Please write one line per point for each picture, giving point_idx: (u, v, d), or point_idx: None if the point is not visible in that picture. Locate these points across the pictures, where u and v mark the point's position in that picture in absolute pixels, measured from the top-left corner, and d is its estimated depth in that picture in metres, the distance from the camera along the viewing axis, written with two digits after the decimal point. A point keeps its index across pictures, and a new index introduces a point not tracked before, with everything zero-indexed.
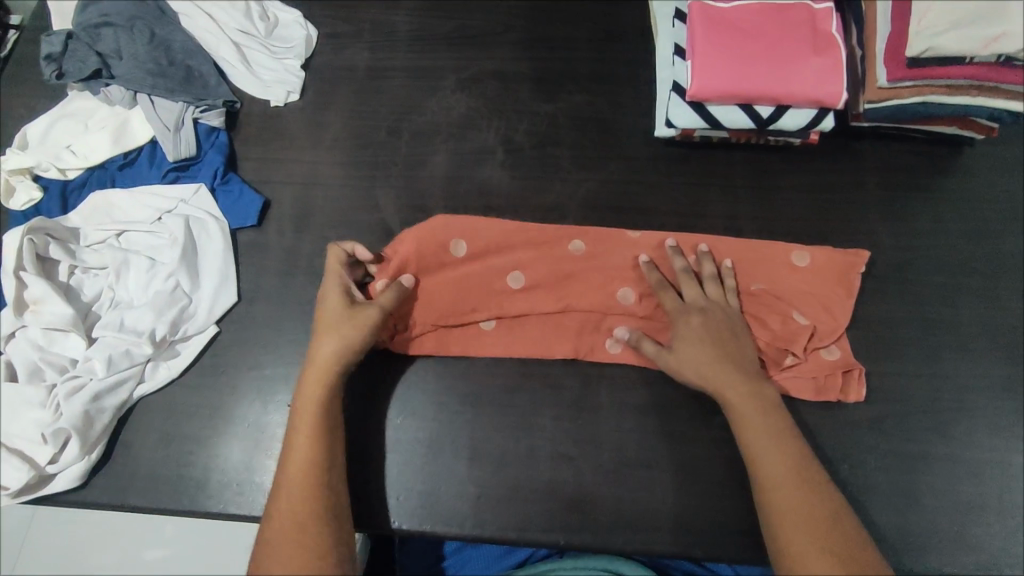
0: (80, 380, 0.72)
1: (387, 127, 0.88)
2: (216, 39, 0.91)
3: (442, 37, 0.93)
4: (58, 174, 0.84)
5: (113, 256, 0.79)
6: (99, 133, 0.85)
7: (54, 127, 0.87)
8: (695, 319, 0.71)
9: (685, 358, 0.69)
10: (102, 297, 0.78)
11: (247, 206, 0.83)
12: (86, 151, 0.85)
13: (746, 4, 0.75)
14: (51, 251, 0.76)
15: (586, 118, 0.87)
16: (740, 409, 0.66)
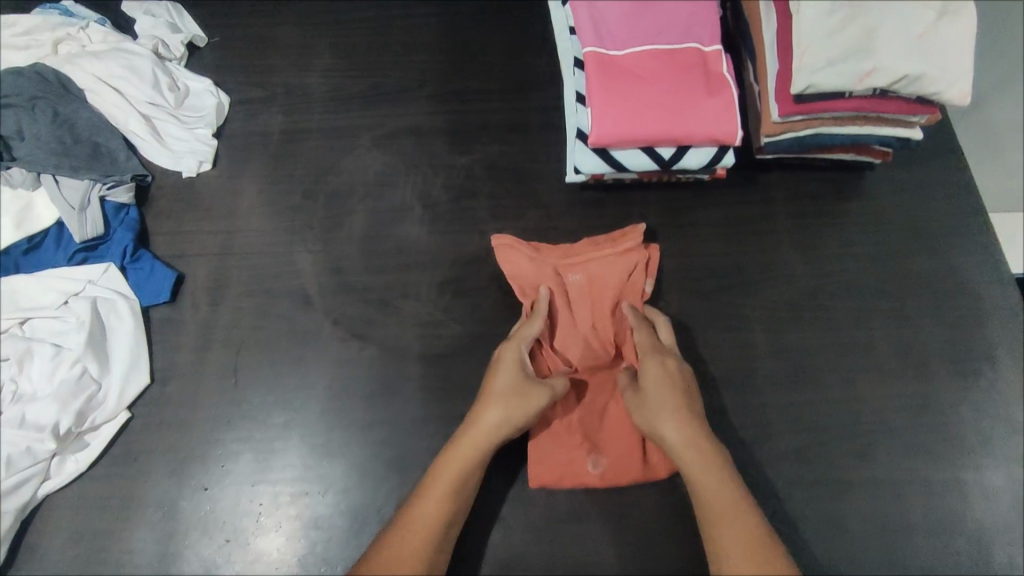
0: None
1: (303, 190, 0.88)
2: (125, 114, 0.90)
3: (356, 97, 0.95)
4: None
5: (14, 347, 0.75)
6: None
7: None
8: (664, 371, 0.69)
9: (651, 400, 0.67)
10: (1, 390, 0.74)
11: (158, 281, 0.81)
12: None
13: (638, 50, 0.77)
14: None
15: (501, 168, 0.88)
16: (697, 477, 0.64)
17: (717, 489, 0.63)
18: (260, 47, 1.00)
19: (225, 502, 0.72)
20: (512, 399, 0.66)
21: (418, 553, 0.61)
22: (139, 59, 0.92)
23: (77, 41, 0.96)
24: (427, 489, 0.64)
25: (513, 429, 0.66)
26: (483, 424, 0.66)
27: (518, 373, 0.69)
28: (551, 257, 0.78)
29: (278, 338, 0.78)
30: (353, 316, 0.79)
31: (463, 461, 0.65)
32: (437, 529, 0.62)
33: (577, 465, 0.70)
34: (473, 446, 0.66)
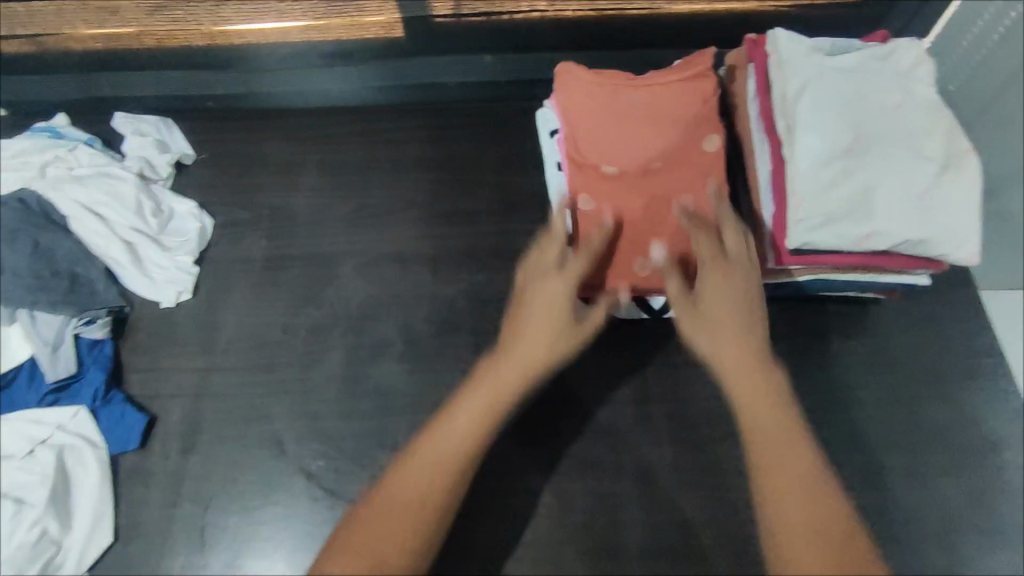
0: None
1: (283, 322, 0.85)
2: (105, 241, 0.88)
3: (343, 220, 0.93)
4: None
5: None
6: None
7: None
8: (729, 299, 0.66)
9: (706, 313, 0.66)
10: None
11: (128, 428, 0.78)
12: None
13: (623, 187, 0.75)
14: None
15: (487, 300, 0.85)
16: (755, 413, 0.61)
17: (793, 470, 0.57)
18: (248, 164, 0.99)
19: None
20: (566, 281, 0.69)
21: (428, 488, 0.59)
22: (124, 184, 0.91)
23: (65, 162, 0.95)
24: (456, 411, 0.64)
25: (566, 317, 0.68)
26: (537, 300, 0.69)
27: (496, 400, 0.64)
28: (586, 256, 0.72)
29: (248, 494, 0.75)
30: (327, 467, 0.75)
31: (445, 462, 0.61)
32: (454, 463, 0.61)
33: (616, 275, 0.75)
34: (519, 362, 0.66)
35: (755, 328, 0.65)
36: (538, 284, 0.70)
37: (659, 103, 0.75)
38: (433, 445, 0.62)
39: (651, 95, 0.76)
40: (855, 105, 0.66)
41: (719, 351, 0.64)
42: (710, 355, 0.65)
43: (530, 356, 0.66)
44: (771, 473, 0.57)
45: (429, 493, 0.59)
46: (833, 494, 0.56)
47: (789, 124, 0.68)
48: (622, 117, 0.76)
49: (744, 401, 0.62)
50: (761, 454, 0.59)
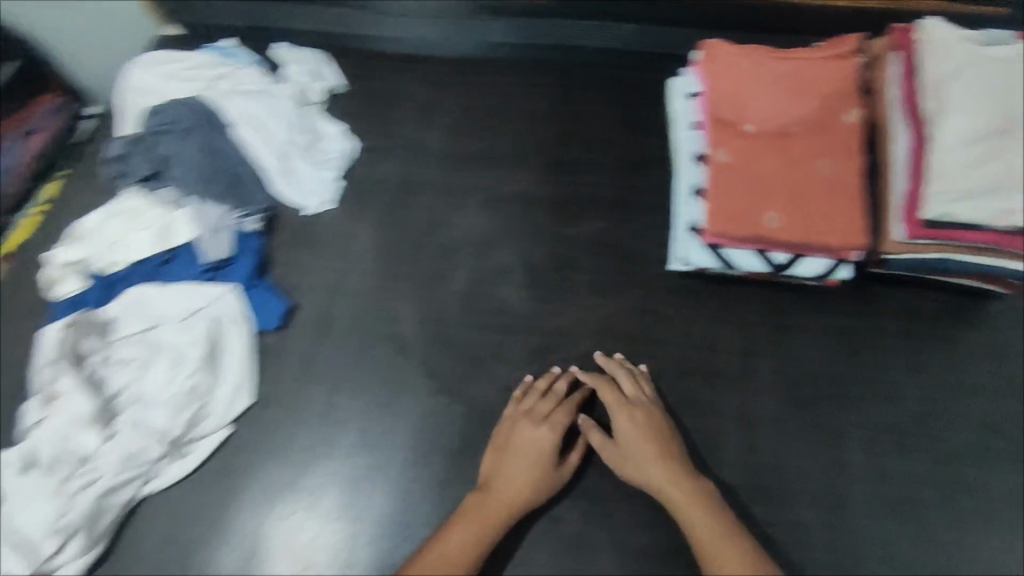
0: (92, 476, 0.74)
1: (413, 241, 0.93)
2: (263, 148, 0.98)
3: (473, 157, 1.00)
4: (104, 267, 0.90)
5: (143, 351, 0.83)
6: (144, 233, 0.91)
7: (106, 222, 0.93)
8: (638, 416, 0.75)
9: (629, 447, 0.74)
10: (122, 386, 0.81)
11: (271, 309, 0.87)
12: (130, 249, 0.90)
13: (759, 141, 0.76)
14: (86, 346, 0.82)
15: (604, 245, 0.90)
16: (687, 509, 0.69)
17: (721, 542, 0.67)
18: (390, 100, 1.07)
19: (304, 532, 0.75)
20: (547, 450, 0.74)
21: (451, 574, 0.67)
22: (285, 103, 1.02)
23: (233, 78, 1.06)
24: (452, 528, 0.70)
25: (548, 455, 0.74)
26: (506, 479, 0.73)
27: (500, 515, 0.71)
28: (563, 427, 0.76)
29: (371, 382, 0.83)
30: (447, 369, 0.83)
31: (461, 558, 0.68)
32: (474, 545, 0.69)
33: (750, 223, 0.74)
34: (507, 493, 0.72)
35: (662, 426, 0.75)
36: (503, 459, 0.75)
37: (804, 74, 0.77)
38: (436, 557, 0.68)
39: (797, 65, 0.77)
40: (1008, 91, 0.68)
41: (642, 471, 0.72)
42: (625, 463, 0.73)
43: (503, 492, 0.72)
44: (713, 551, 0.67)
45: (450, 572, 0.67)
46: (760, 556, 0.67)
47: (936, 104, 0.70)
48: (766, 77, 0.77)
49: (676, 492, 0.70)
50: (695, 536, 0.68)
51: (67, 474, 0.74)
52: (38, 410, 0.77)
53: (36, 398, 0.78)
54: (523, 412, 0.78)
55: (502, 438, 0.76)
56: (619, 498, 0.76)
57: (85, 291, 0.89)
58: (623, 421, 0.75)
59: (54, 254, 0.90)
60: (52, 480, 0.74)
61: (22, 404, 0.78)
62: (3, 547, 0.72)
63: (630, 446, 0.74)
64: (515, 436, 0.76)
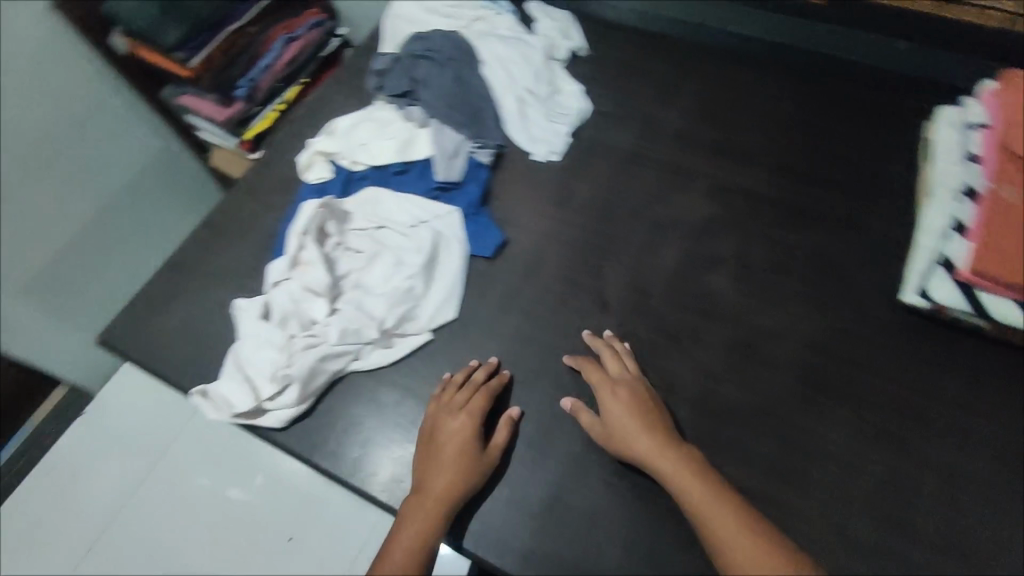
0: (316, 340, 0.83)
1: (630, 209, 0.96)
2: (506, 91, 1.04)
3: (704, 144, 1.01)
4: (349, 164, 1.01)
5: (371, 246, 0.91)
6: (390, 141, 0.99)
7: (359, 126, 1.03)
8: (615, 392, 0.77)
9: (620, 427, 0.74)
10: (351, 270, 0.90)
11: (489, 238, 0.92)
12: (375, 152, 0.99)
13: None
14: (330, 227, 0.91)
15: (825, 261, 0.89)
16: (683, 495, 0.68)
17: (721, 515, 0.65)
18: (628, 73, 1.10)
19: (481, 444, 0.79)
20: (461, 458, 0.74)
21: None
22: (535, 54, 1.07)
23: (488, 22, 1.12)
24: (399, 532, 0.72)
25: (471, 460, 0.75)
26: (438, 487, 0.73)
27: (439, 508, 0.72)
28: (483, 408, 0.78)
29: (569, 329, 0.87)
30: (645, 339, 0.85)
31: (405, 563, 0.69)
32: (414, 559, 0.70)
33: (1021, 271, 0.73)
34: (422, 514, 0.72)
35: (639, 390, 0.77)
36: (431, 447, 0.76)
37: None
38: (394, 563, 0.69)
39: None
40: None
41: (642, 450, 0.72)
42: (602, 433, 0.76)
43: (433, 489, 0.73)
44: (717, 539, 0.64)
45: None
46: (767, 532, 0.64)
47: None
48: None
49: (663, 466, 0.70)
50: (695, 508, 0.67)
51: (297, 333, 0.84)
52: (284, 272, 0.88)
53: (286, 262, 0.89)
54: (450, 412, 0.78)
55: (429, 428, 0.78)
56: (797, 510, 0.73)
57: (330, 179, 0.99)
58: (608, 398, 0.77)
59: (314, 143, 1.02)
60: (282, 333, 0.84)
61: (272, 263, 0.89)
62: (238, 378, 0.83)
63: (615, 430, 0.75)
64: (457, 430, 0.76)
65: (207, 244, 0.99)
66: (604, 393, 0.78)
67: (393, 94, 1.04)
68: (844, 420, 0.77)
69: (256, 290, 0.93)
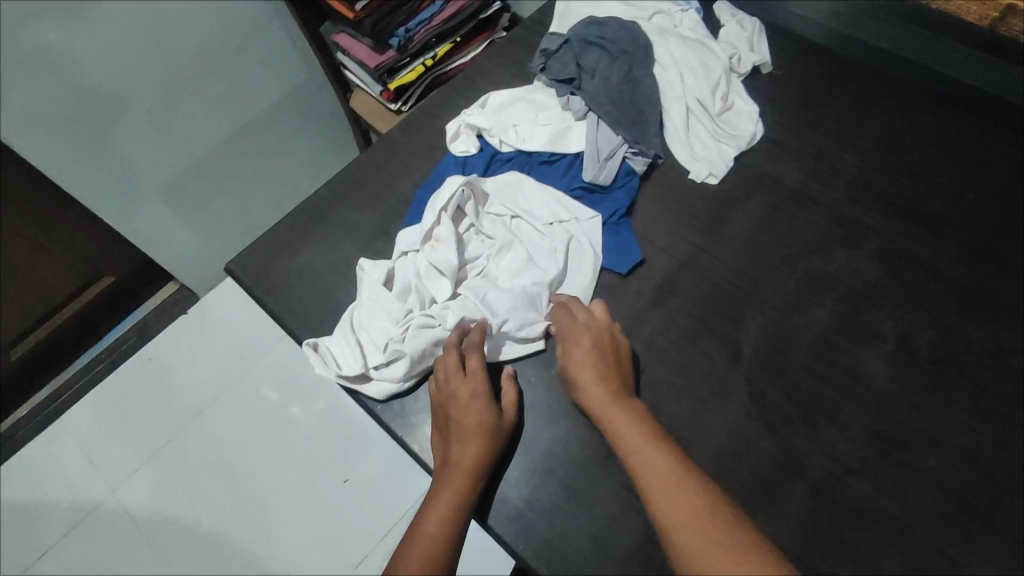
0: (431, 321, 0.81)
1: (785, 254, 0.87)
2: (676, 99, 0.96)
3: (886, 200, 0.90)
4: (496, 142, 0.97)
5: (503, 235, 0.88)
6: (543, 128, 0.96)
7: (513, 106, 0.99)
8: (581, 337, 0.75)
9: (571, 366, 0.74)
10: (479, 257, 0.87)
11: (629, 255, 0.86)
12: (525, 136, 0.96)
13: None
14: (468, 207, 0.88)
15: (1001, 367, 0.78)
16: (641, 465, 0.64)
17: (662, 470, 0.63)
18: (814, 101, 0.99)
19: (578, 470, 0.76)
20: (484, 419, 0.73)
21: (435, 552, 0.64)
22: (716, 64, 0.98)
23: (670, 19, 1.05)
24: (433, 503, 0.68)
25: (491, 413, 0.74)
26: (468, 454, 0.71)
27: (466, 480, 0.70)
28: (484, 372, 0.76)
29: (693, 370, 0.79)
30: (775, 401, 0.77)
31: (440, 536, 0.65)
32: (448, 531, 0.66)
33: None
34: (460, 475, 0.70)
35: (598, 332, 0.76)
36: (450, 418, 0.74)
37: None
38: (425, 532, 0.66)
39: None
40: None
41: (590, 398, 0.72)
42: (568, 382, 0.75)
43: (465, 457, 0.71)
44: (668, 515, 0.60)
45: (437, 551, 0.64)
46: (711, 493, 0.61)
47: None
48: None
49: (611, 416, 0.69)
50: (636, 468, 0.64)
51: (415, 308, 0.83)
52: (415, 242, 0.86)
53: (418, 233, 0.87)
54: (461, 371, 0.76)
55: (446, 394, 0.75)
56: None
57: (473, 155, 0.96)
58: (576, 346, 0.75)
59: (466, 113, 0.99)
60: (401, 307, 0.83)
61: (405, 230, 0.88)
62: (347, 339, 0.82)
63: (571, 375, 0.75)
64: (471, 399, 0.74)
65: (341, 192, 0.99)
66: (568, 336, 0.76)
67: (556, 79, 0.97)
68: (996, 558, 0.68)
69: (381, 252, 0.93)
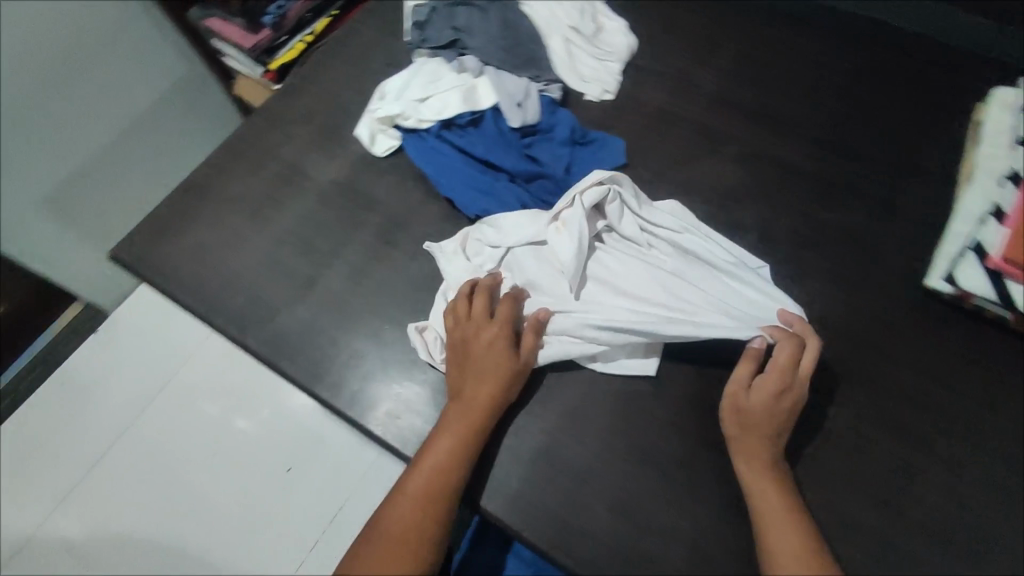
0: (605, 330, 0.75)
1: (654, 169, 0.92)
2: (551, 32, 1.02)
3: (741, 105, 0.95)
4: (415, 124, 0.94)
5: (691, 264, 0.80)
6: (452, 93, 0.94)
7: (415, 80, 0.97)
8: (772, 387, 0.69)
9: (753, 414, 0.69)
10: (618, 250, 0.81)
11: (610, 159, 0.92)
12: (439, 107, 0.93)
13: None
14: (608, 207, 0.80)
15: (853, 236, 0.84)
16: (771, 528, 0.64)
17: (786, 532, 0.63)
18: (668, 25, 1.04)
19: None
20: (497, 370, 0.73)
21: (433, 492, 0.68)
22: None
23: None
24: (435, 442, 0.71)
25: (502, 365, 0.74)
26: (478, 401, 0.72)
27: (472, 428, 0.71)
28: (529, 344, 0.76)
29: None
30: None
31: (441, 475, 0.69)
32: (450, 474, 0.69)
33: None
34: (468, 418, 0.71)
35: (797, 392, 0.69)
36: (467, 357, 0.75)
37: None
38: (423, 472, 0.69)
39: None
40: None
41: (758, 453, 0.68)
42: (740, 412, 0.70)
43: (473, 405, 0.72)
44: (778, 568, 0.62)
45: (436, 492, 0.68)
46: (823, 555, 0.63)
47: None
48: None
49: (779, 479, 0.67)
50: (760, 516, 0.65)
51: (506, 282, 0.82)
52: (505, 224, 0.84)
53: (542, 217, 0.82)
54: (497, 331, 0.75)
55: (467, 345, 0.75)
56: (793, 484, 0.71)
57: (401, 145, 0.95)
58: (763, 390, 0.69)
59: (371, 112, 0.96)
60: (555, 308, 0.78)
61: (512, 215, 0.84)
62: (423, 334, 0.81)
63: (745, 415, 0.69)
64: (489, 347, 0.74)
65: (223, 170, 0.98)
66: (760, 390, 0.69)
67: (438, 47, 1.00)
68: (855, 402, 0.74)
69: (269, 222, 0.94)
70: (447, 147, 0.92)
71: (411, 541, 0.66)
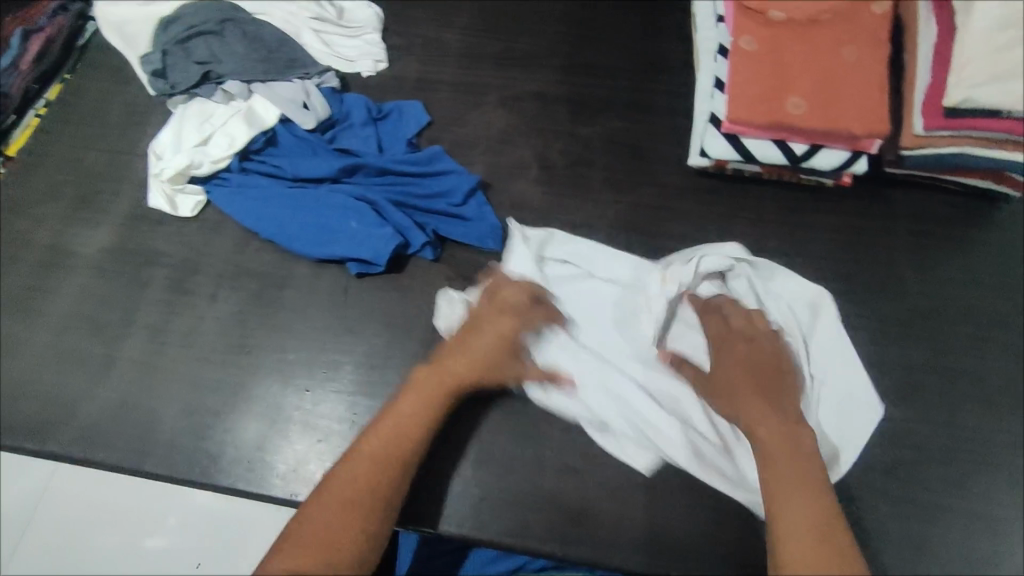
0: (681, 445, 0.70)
1: (428, 137, 0.92)
2: (295, 30, 0.97)
3: (492, 55, 0.98)
4: (210, 168, 0.86)
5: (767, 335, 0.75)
6: (233, 122, 0.87)
7: (185, 128, 0.88)
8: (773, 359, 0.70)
9: (731, 373, 0.70)
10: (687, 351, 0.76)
11: (412, 124, 0.92)
12: (227, 140, 0.87)
13: (773, 36, 0.77)
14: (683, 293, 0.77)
15: (621, 143, 0.90)
16: (772, 477, 0.62)
17: (794, 492, 0.60)
18: None
19: (324, 406, 0.77)
20: (493, 344, 0.71)
21: (398, 447, 0.65)
22: None
23: None
24: (403, 401, 0.68)
25: (498, 344, 0.71)
26: (461, 363, 0.70)
27: (445, 390, 0.68)
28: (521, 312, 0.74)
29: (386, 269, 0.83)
30: (464, 261, 0.84)
31: (412, 430, 0.66)
32: (417, 433, 0.66)
33: (776, 109, 0.75)
34: (447, 383, 0.69)
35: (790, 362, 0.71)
36: (462, 336, 0.72)
37: None
38: (395, 429, 0.66)
39: None
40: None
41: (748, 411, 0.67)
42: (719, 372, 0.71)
43: (455, 370, 0.70)
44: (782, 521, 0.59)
45: (398, 451, 0.64)
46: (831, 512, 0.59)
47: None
48: None
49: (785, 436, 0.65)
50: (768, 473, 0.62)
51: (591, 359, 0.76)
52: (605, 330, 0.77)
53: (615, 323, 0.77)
54: (509, 302, 0.74)
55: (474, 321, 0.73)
56: None
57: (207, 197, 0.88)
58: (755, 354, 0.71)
59: (156, 177, 0.87)
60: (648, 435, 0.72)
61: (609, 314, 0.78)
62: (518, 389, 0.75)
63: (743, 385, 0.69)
64: (497, 324, 0.72)
65: None
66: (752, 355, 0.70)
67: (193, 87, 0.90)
68: None
69: (41, 316, 0.84)
70: (258, 178, 0.87)
71: (363, 496, 0.60)
